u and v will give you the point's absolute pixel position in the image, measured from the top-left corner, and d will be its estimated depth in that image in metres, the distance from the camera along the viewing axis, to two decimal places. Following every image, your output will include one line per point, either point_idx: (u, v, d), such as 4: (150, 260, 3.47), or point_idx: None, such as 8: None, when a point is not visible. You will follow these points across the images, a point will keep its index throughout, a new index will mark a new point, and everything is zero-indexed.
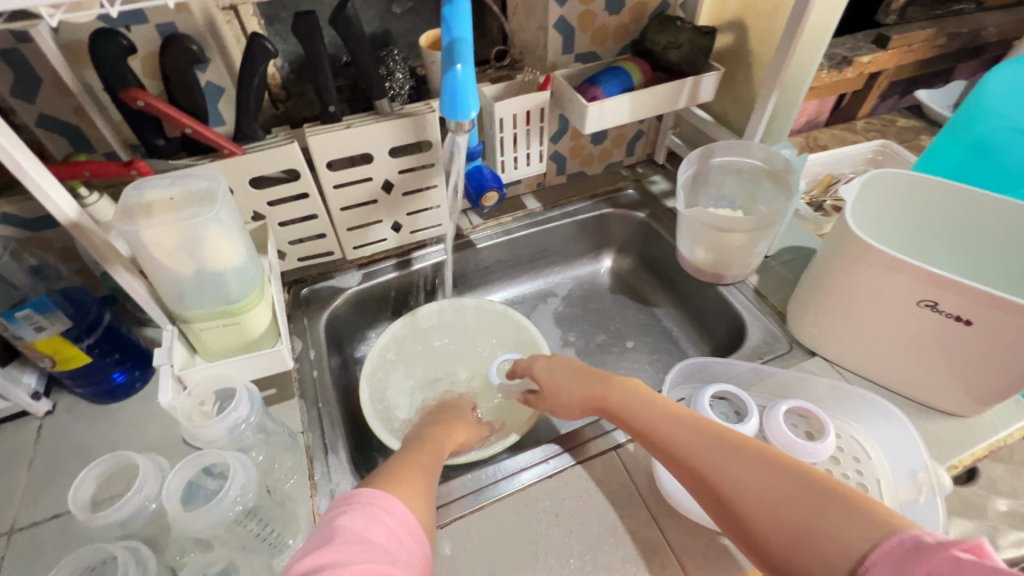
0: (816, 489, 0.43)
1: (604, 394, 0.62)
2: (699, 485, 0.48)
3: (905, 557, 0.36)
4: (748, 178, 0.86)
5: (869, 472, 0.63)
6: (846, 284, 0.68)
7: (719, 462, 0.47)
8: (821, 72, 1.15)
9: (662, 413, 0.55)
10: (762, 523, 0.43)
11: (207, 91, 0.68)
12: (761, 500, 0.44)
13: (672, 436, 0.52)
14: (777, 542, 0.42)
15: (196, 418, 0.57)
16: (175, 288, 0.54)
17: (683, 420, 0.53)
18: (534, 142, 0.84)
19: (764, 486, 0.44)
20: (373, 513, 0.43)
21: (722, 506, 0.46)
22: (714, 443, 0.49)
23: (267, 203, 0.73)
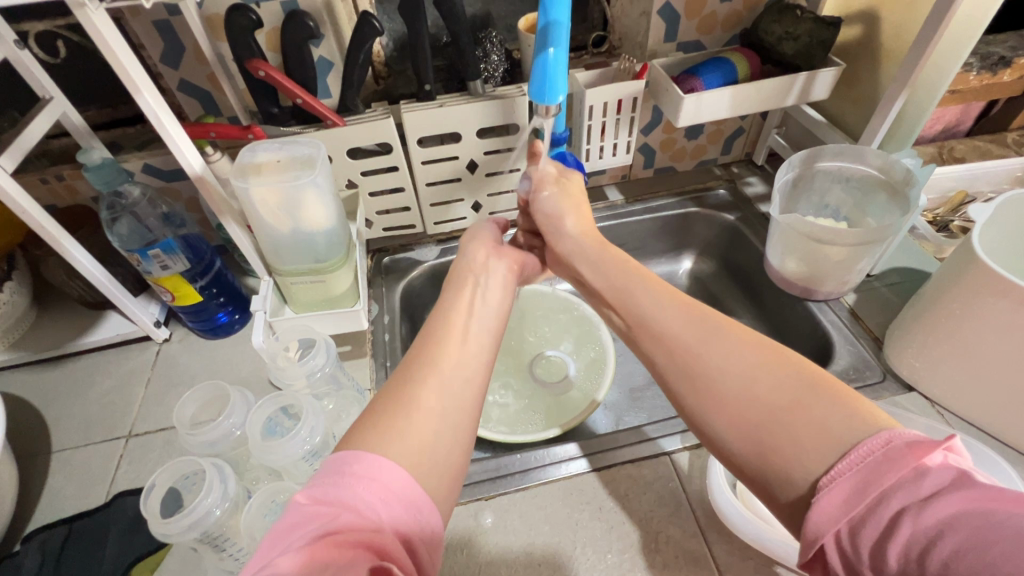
0: (805, 390, 0.37)
1: (619, 265, 0.56)
2: (669, 363, 0.43)
3: (875, 468, 0.31)
4: (857, 186, 0.78)
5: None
6: (961, 314, 0.60)
7: (698, 348, 0.42)
8: (969, 74, 1.00)
9: (656, 292, 0.49)
10: (731, 412, 0.38)
11: (319, 64, 0.73)
12: (740, 388, 0.39)
13: (660, 312, 0.47)
14: (733, 431, 0.38)
15: (281, 362, 0.60)
16: (273, 242, 0.60)
17: (670, 301, 0.48)
18: (623, 132, 0.82)
19: (748, 376, 0.39)
20: (355, 487, 0.35)
21: (687, 389, 0.41)
22: (703, 328, 0.44)
23: (360, 173, 0.78)
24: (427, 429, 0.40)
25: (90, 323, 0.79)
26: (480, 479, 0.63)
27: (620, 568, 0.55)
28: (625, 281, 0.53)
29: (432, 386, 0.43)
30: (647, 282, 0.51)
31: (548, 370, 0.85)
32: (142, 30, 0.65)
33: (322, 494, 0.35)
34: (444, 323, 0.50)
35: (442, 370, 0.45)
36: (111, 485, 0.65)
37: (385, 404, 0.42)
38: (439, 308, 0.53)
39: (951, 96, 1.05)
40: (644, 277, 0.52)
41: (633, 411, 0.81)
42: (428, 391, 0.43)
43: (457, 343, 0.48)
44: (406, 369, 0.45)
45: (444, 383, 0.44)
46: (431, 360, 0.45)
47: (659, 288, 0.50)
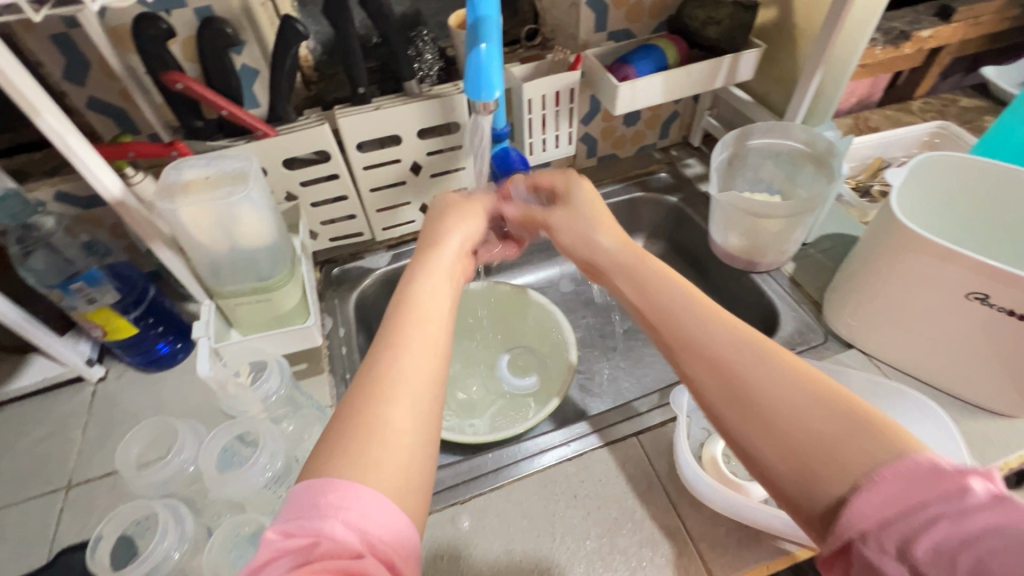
0: (844, 397, 0.35)
1: (615, 261, 0.51)
2: (700, 354, 0.39)
3: (919, 481, 0.30)
4: (786, 161, 0.82)
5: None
6: (890, 273, 0.64)
7: (730, 341, 0.39)
8: (875, 49, 1.08)
9: (676, 288, 0.45)
10: (766, 425, 0.35)
11: (243, 73, 0.70)
12: (778, 399, 0.35)
13: (682, 300, 0.43)
14: (765, 433, 0.35)
15: (232, 388, 0.57)
16: (211, 264, 0.57)
17: (695, 300, 0.43)
18: (563, 124, 0.83)
19: (786, 389, 0.36)
20: (334, 516, 0.34)
21: (724, 382, 0.38)
22: (733, 321, 0.40)
23: (299, 184, 0.75)
24: (391, 435, 0.38)
25: (11, 369, 0.72)
26: (455, 482, 0.62)
27: (600, 553, 0.56)
28: (626, 273, 0.49)
29: (405, 400, 0.39)
30: (664, 278, 0.46)
31: (514, 363, 0.85)
32: (38, 46, 0.59)
33: (298, 527, 0.33)
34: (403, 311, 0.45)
35: (417, 375, 0.41)
36: (52, 542, 0.60)
37: (350, 413, 0.39)
38: (400, 295, 0.48)
39: (862, 70, 1.12)
40: (659, 273, 0.47)
41: (598, 396, 0.83)
42: (389, 403, 0.39)
43: (420, 336, 0.43)
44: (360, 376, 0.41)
45: (411, 394, 0.40)
46: (388, 365, 0.41)
47: (679, 286, 0.45)
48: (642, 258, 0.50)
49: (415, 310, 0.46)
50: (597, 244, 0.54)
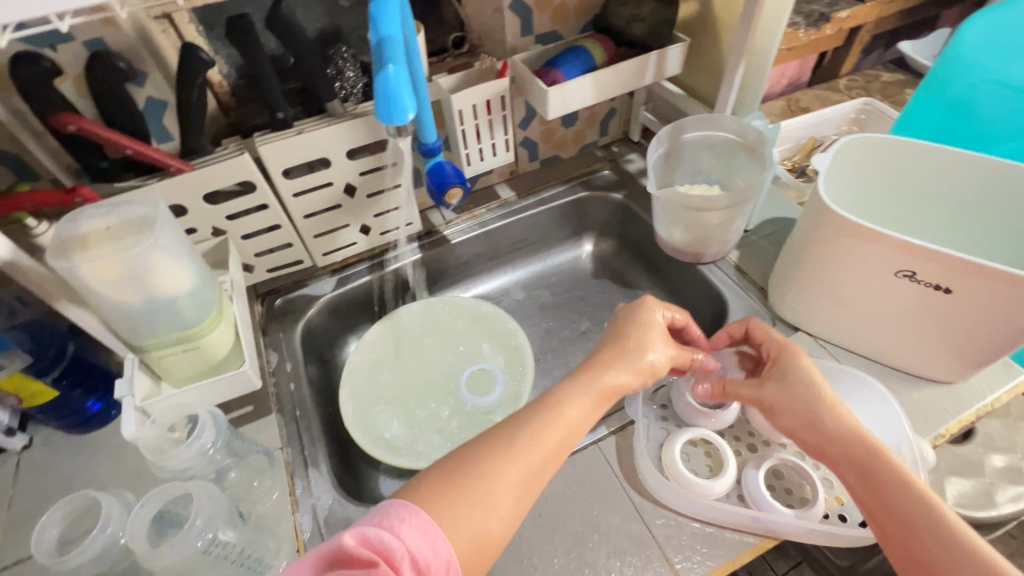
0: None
1: (787, 392, 0.55)
2: (901, 550, 0.45)
3: None
4: (721, 151, 0.83)
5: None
6: (825, 257, 0.65)
7: (921, 538, 0.44)
8: (798, 32, 1.11)
9: (852, 429, 0.51)
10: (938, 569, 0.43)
11: (149, 106, 0.66)
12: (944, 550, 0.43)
13: (871, 480, 0.48)
14: None
15: (166, 447, 0.55)
16: (125, 319, 0.53)
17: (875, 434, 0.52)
18: (498, 131, 0.82)
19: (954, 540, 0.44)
20: (399, 534, 0.40)
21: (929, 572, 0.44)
22: (914, 509, 0.46)
23: (226, 218, 0.71)
24: (495, 499, 0.45)
25: None
26: None
27: (570, 569, 0.55)
28: (794, 409, 0.54)
29: (511, 481, 0.46)
30: (833, 410, 0.53)
31: (473, 379, 0.83)
32: None
33: (366, 531, 0.39)
34: (547, 415, 0.50)
35: (527, 470, 0.47)
36: None
37: (461, 474, 0.46)
38: (546, 394, 0.53)
39: (789, 53, 1.15)
40: (821, 403, 0.53)
41: None
42: (507, 483, 0.46)
43: (545, 442, 0.48)
44: (488, 442, 0.48)
45: (519, 478, 0.46)
46: (512, 466, 0.46)
47: (849, 423, 0.52)
48: (801, 385, 0.55)
49: (552, 416, 0.50)
50: (791, 396, 0.55)
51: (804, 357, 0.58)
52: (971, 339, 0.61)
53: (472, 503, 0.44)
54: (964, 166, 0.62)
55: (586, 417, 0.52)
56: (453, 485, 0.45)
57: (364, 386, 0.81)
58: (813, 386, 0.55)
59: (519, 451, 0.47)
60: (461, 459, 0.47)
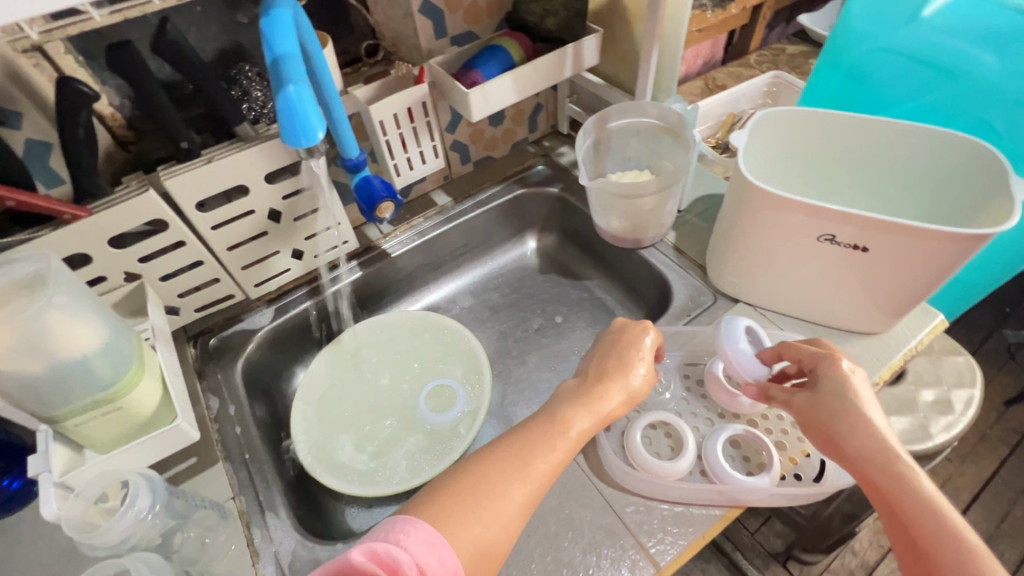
0: None
1: (828, 402, 0.53)
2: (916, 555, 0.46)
3: None
4: (646, 136, 0.85)
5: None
6: (753, 230, 0.67)
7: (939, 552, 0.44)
8: (706, 14, 1.15)
9: (885, 445, 0.49)
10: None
11: (31, 150, 0.59)
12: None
13: (898, 490, 0.48)
14: None
15: (96, 520, 0.50)
16: (27, 390, 0.47)
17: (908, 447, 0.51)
18: (425, 138, 0.80)
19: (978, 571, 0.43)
20: (405, 546, 0.41)
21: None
22: (935, 524, 0.45)
23: (138, 261, 0.66)
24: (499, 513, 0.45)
25: None
26: None
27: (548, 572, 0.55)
28: (830, 417, 0.52)
29: (514, 500, 0.46)
30: (869, 425, 0.51)
31: (432, 395, 0.80)
32: None
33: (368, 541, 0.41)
34: (548, 436, 0.50)
35: (531, 489, 0.47)
36: None
37: (466, 482, 0.46)
38: (546, 412, 0.53)
39: (700, 34, 1.19)
40: (861, 415, 0.51)
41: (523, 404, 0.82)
42: (512, 501, 0.46)
43: (549, 460, 0.49)
44: (492, 462, 0.48)
45: (525, 497, 0.46)
46: (517, 484, 0.46)
47: (882, 436, 0.50)
48: (843, 394, 0.53)
49: (559, 439, 0.50)
50: (836, 398, 0.53)
51: (848, 368, 0.55)
52: (893, 290, 0.64)
53: (476, 520, 0.44)
54: (865, 131, 0.66)
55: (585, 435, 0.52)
56: (457, 498, 0.45)
57: (315, 418, 0.77)
58: (857, 400, 0.52)
59: (529, 471, 0.47)
60: (465, 478, 0.47)
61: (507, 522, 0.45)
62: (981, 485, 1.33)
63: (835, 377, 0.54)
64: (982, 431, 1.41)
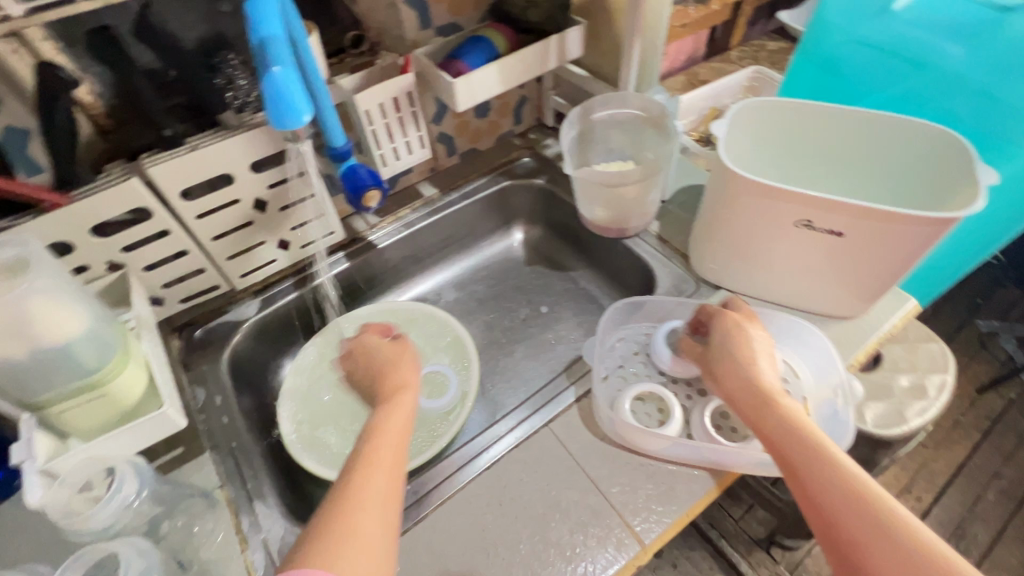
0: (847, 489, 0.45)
1: (715, 352, 0.61)
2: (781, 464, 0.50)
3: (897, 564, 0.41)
4: (630, 128, 0.86)
5: (798, 390, 0.67)
6: (732, 216, 0.69)
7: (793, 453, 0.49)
8: (688, 9, 1.16)
9: (752, 377, 0.56)
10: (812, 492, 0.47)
11: (9, 137, 0.59)
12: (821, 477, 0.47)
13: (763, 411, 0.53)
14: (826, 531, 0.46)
15: (80, 507, 0.50)
16: (14, 374, 0.47)
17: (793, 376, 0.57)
18: (411, 128, 0.81)
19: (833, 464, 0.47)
20: None
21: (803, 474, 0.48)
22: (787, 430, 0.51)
23: (122, 250, 0.65)
24: (357, 535, 0.42)
25: None
26: None
27: (535, 552, 0.56)
28: (717, 364, 0.60)
29: (373, 512, 0.44)
30: (747, 362, 0.57)
31: (424, 384, 0.81)
32: None
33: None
34: (374, 442, 0.50)
35: (382, 493, 0.46)
36: None
37: (318, 523, 0.43)
38: (365, 429, 0.52)
39: (682, 30, 1.21)
40: (734, 357, 0.58)
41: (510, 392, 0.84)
42: (368, 512, 0.44)
43: (388, 456, 0.49)
44: (340, 492, 0.45)
45: (377, 504, 0.45)
46: (368, 491, 0.45)
47: (750, 369, 0.57)
48: (725, 342, 0.60)
49: (369, 444, 0.50)
50: (716, 348, 0.61)
51: (731, 317, 0.62)
52: (869, 273, 0.66)
53: (342, 543, 0.42)
54: (837, 121, 0.68)
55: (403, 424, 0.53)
56: (317, 540, 0.42)
57: (303, 409, 0.77)
58: (736, 342, 0.59)
59: (368, 480, 0.46)
60: (323, 512, 0.44)
61: (377, 540, 0.43)
62: (955, 470, 1.37)
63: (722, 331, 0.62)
64: (955, 417, 1.45)
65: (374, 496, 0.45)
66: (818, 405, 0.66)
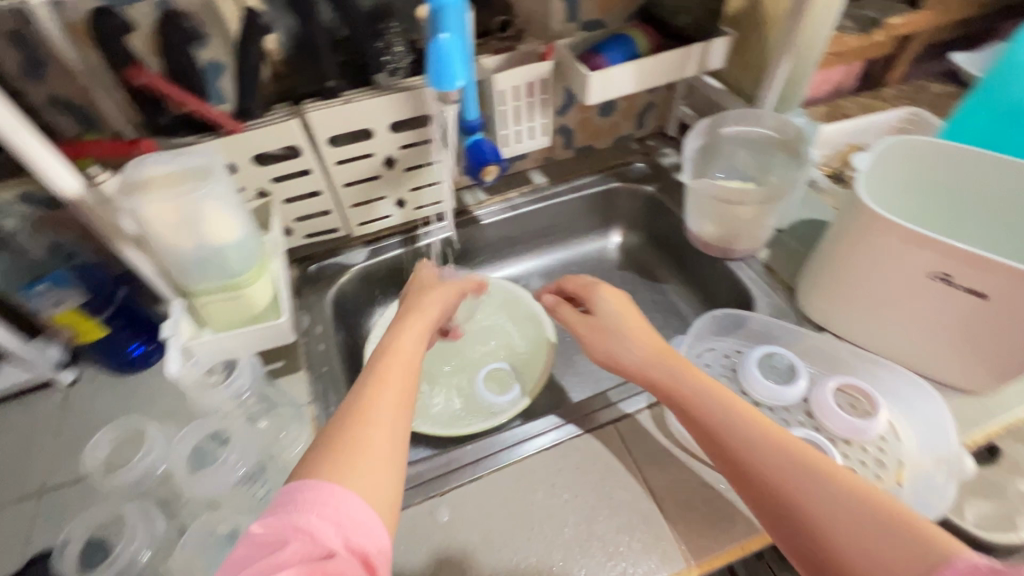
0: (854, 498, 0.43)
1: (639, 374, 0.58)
2: (758, 479, 0.47)
3: None
4: (758, 148, 0.83)
5: (894, 452, 0.62)
6: (854, 256, 0.65)
7: (771, 464, 0.46)
8: (846, 38, 1.08)
9: (683, 374, 0.55)
10: (808, 532, 0.44)
11: (208, 68, 0.69)
12: (814, 513, 0.44)
13: (734, 426, 0.49)
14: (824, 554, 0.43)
15: (200, 388, 0.61)
16: (179, 262, 0.56)
17: (723, 394, 0.52)
18: (538, 115, 0.83)
19: (831, 495, 0.44)
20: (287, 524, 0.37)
21: (793, 488, 0.45)
22: (764, 437, 0.48)
23: (271, 180, 0.74)
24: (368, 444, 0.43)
25: None
26: (432, 476, 0.62)
27: (578, 540, 0.57)
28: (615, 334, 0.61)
29: (381, 427, 0.45)
30: (656, 349, 0.58)
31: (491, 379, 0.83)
32: None
33: (275, 520, 0.38)
34: (383, 360, 0.51)
35: (387, 407, 0.46)
36: (27, 546, 0.60)
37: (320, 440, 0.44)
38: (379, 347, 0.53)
39: (834, 58, 1.13)
40: (641, 343, 0.59)
41: (577, 387, 0.85)
42: (373, 428, 0.44)
43: (404, 377, 0.49)
44: (349, 405, 0.46)
45: (381, 429, 0.44)
46: (370, 406, 0.46)
47: (679, 366, 0.56)
48: (611, 314, 0.63)
49: (385, 360, 0.51)
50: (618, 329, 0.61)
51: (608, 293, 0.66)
52: (1010, 348, 0.59)
53: (355, 455, 0.42)
54: (1008, 173, 0.61)
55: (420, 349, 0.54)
56: (324, 453, 0.42)
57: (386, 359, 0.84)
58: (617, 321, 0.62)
59: (366, 411, 0.45)
60: (332, 425, 0.45)
61: (383, 459, 0.43)
62: None
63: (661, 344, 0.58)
64: None
65: (377, 415, 0.45)
66: (914, 473, 0.61)
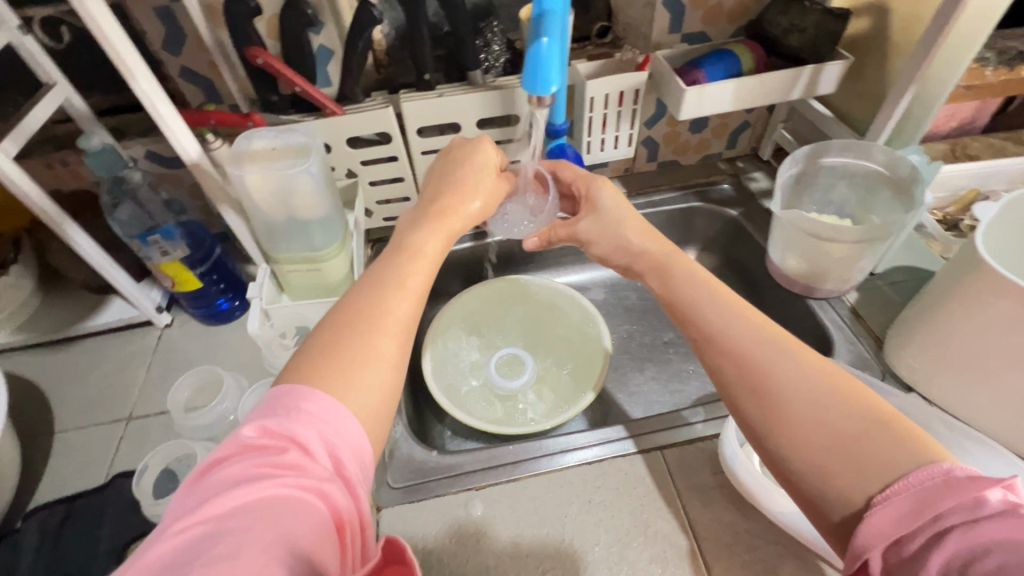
0: (869, 417, 0.36)
1: (659, 293, 0.53)
2: (744, 375, 0.41)
3: (933, 491, 0.31)
4: (862, 182, 0.77)
5: None
6: (963, 315, 0.58)
7: (769, 360, 0.40)
8: (985, 71, 0.97)
9: (693, 273, 0.52)
10: (788, 435, 0.37)
11: (319, 53, 0.74)
12: (807, 408, 0.37)
13: (737, 325, 0.44)
14: (805, 460, 0.36)
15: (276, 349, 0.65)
16: (271, 228, 0.61)
17: (723, 301, 0.47)
18: (624, 125, 0.82)
19: (822, 392, 0.38)
20: (293, 423, 0.35)
21: (786, 388, 0.39)
22: (767, 338, 0.42)
23: (360, 162, 0.78)
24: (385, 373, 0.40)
25: (92, 307, 0.81)
26: (473, 469, 0.63)
27: (607, 561, 0.56)
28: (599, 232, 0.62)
29: (396, 338, 0.42)
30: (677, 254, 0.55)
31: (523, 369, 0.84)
32: (144, 17, 0.66)
33: (272, 427, 0.35)
34: (408, 261, 0.48)
35: (404, 319, 0.44)
36: (111, 465, 0.68)
37: (332, 334, 0.41)
38: (406, 240, 0.51)
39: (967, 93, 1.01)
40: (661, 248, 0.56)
41: (626, 405, 0.83)
42: (388, 338, 0.42)
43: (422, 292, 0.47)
44: (358, 310, 0.42)
45: (397, 340, 0.42)
46: (392, 310, 0.43)
47: (693, 270, 0.52)
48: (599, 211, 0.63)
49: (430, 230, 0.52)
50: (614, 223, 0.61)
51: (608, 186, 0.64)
52: None
53: (358, 366, 0.39)
54: None
55: (442, 253, 0.52)
56: (336, 354, 0.40)
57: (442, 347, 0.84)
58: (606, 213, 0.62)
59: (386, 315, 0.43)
60: (335, 325, 0.42)
61: (390, 372, 0.41)
62: None
63: (678, 263, 0.54)
64: None
65: (398, 324, 0.43)
66: None
